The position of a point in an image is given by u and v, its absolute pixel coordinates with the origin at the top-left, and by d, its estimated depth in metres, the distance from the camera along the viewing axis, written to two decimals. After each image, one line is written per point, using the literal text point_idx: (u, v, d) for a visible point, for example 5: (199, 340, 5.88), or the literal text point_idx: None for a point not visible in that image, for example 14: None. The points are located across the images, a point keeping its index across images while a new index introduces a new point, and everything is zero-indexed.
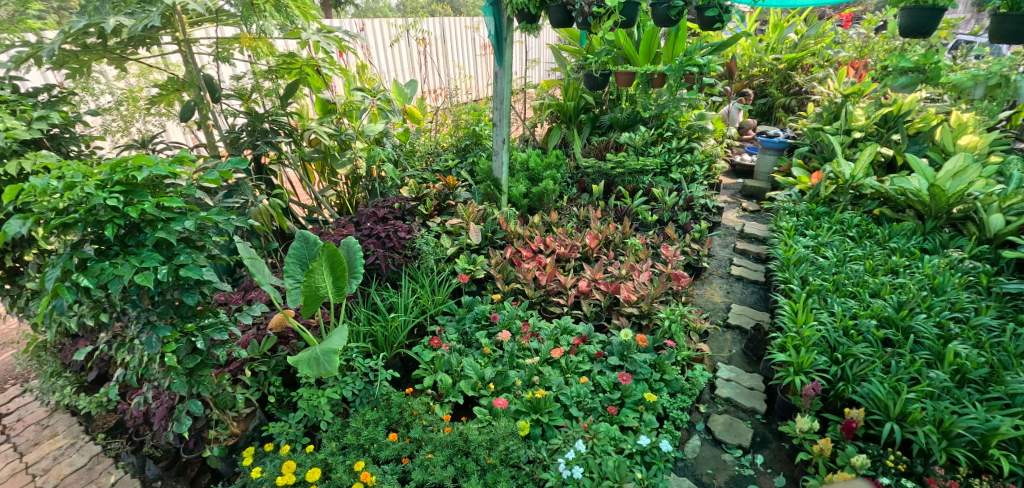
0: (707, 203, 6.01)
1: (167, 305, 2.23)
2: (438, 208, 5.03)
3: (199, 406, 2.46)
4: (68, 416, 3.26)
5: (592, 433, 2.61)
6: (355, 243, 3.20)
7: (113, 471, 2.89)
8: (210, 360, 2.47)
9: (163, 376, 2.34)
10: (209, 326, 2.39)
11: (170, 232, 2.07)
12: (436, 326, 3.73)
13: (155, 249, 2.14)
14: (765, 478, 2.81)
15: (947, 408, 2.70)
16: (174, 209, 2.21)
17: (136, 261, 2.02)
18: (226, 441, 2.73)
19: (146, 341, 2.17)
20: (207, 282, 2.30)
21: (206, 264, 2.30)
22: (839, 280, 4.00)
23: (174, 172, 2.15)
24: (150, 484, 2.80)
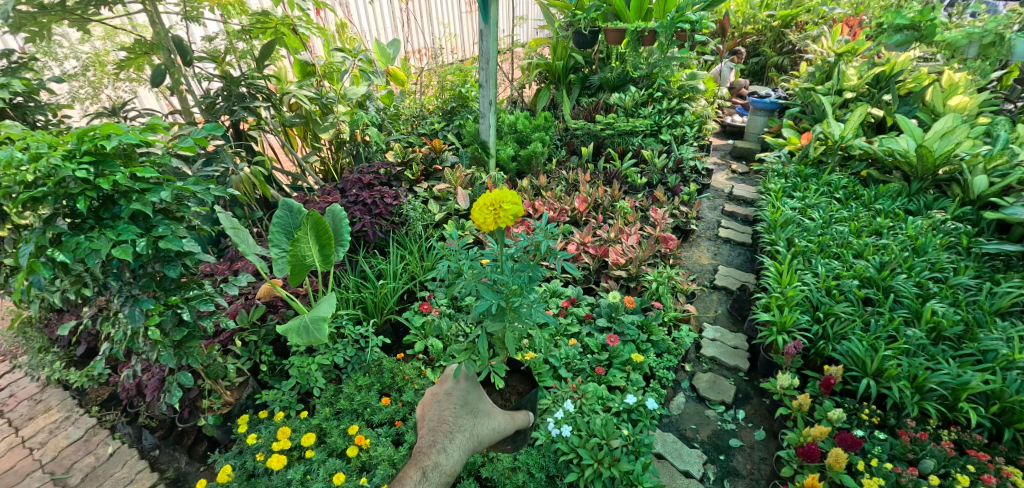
0: (696, 165, 5.99)
1: (149, 278, 2.19)
2: (425, 173, 4.95)
3: (190, 378, 2.47)
4: (61, 390, 3.26)
5: (581, 393, 2.66)
6: (341, 211, 3.15)
7: (110, 442, 2.93)
8: (198, 331, 2.46)
9: (150, 349, 2.33)
10: (194, 297, 2.37)
11: (146, 204, 2.01)
12: (425, 291, 3.77)
13: (132, 220, 2.09)
14: (746, 432, 2.93)
15: (921, 364, 2.81)
16: (149, 179, 2.14)
17: (113, 234, 1.97)
18: (220, 409, 2.76)
19: (129, 314, 2.15)
20: (189, 253, 2.25)
21: (187, 235, 2.25)
22: (825, 241, 4.05)
23: (145, 140, 2.07)
24: (147, 453, 2.89)
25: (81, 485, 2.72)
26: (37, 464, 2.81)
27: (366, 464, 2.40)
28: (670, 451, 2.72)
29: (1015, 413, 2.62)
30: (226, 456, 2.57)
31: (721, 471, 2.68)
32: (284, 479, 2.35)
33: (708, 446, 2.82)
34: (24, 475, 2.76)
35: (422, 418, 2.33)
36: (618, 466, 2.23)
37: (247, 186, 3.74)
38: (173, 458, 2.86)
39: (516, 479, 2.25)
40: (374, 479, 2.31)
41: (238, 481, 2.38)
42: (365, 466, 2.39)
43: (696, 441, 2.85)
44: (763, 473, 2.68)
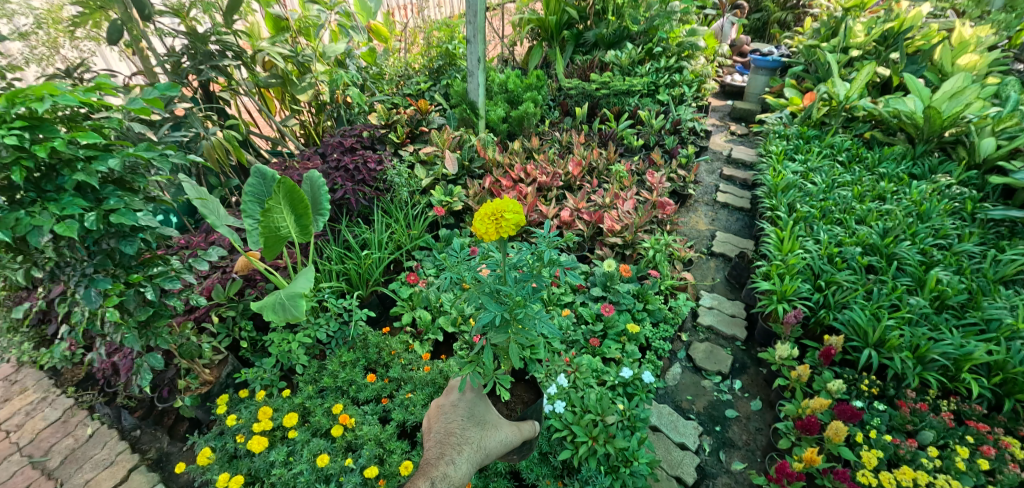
0: (695, 126, 5.76)
1: (104, 256, 2.02)
2: (411, 136, 4.70)
3: (160, 360, 2.35)
4: (36, 369, 3.12)
5: (575, 366, 2.54)
6: (319, 178, 2.95)
7: (90, 423, 2.82)
8: (166, 310, 2.31)
9: (114, 331, 2.19)
10: (159, 275, 2.21)
11: (91, 174, 1.82)
12: (412, 261, 3.62)
13: (79, 192, 1.90)
14: (742, 402, 2.86)
15: (924, 334, 2.73)
16: (96, 146, 1.93)
17: (56, 208, 1.79)
18: (199, 389, 2.66)
19: (85, 295, 1.99)
20: (148, 227, 2.07)
21: (144, 207, 2.07)
22: (827, 207, 3.90)
23: (87, 102, 1.85)
24: (129, 433, 2.79)
25: (61, 467, 2.62)
26: (14, 447, 2.71)
27: (351, 444, 2.31)
28: (665, 423, 2.65)
29: (1017, 383, 2.57)
30: (206, 437, 2.47)
31: (716, 443, 2.63)
32: (267, 460, 2.26)
33: (704, 417, 2.76)
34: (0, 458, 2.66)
35: (427, 430, 2.07)
36: (613, 443, 2.13)
37: (219, 152, 3.60)
38: (155, 438, 2.77)
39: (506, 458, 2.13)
40: (360, 459, 2.21)
41: (220, 463, 2.30)
42: (350, 446, 2.29)
43: (691, 412, 2.78)
44: (759, 444, 2.63)
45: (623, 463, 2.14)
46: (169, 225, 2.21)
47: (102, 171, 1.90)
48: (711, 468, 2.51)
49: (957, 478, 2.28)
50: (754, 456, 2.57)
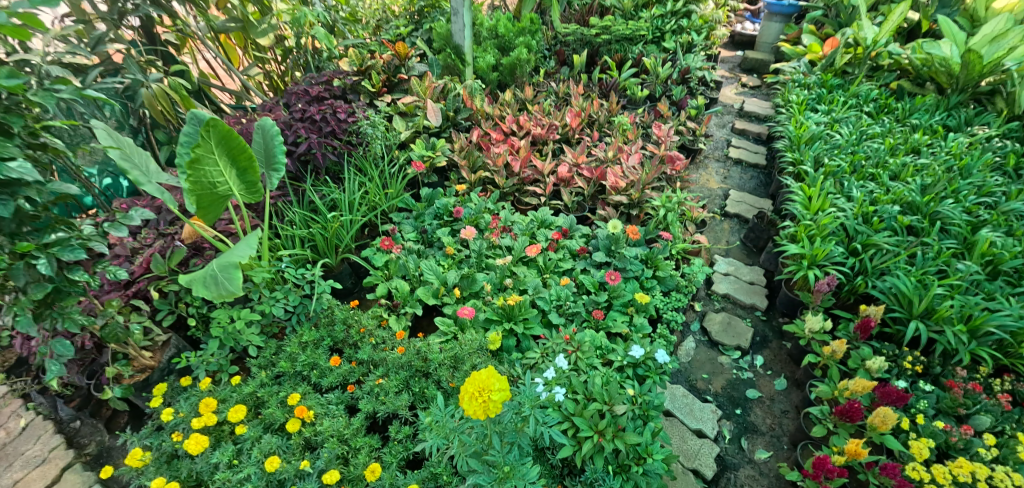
0: (704, 76, 5.23)
1: None
2: (388, 84, 4.16)
3: (66, 347, 1.95)
4: None
5: (577, 345, 2.15)
6: (271, 125, 2.56)
7: (23, 414, 2.41)
8: (75, 286, 1.88)
9: (7, 312, 1.77)
10: (56, 242, 1.77)
11: None
12: (389, 224, 3.18)
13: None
14: (764, 381, 2.52)
15: (978, 304, 2.37)
16: None
17: None
18: (132, 378, 2.29)
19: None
20: (31, 181, 1.63)
21: (23, 156, 1.63)
22: (857, 161, 3.48)
23: None
24: (65, 426, 2.42)
25: None
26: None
27: (311, 441, 1.92)
28: (680, 407, 2.31)
29: None
30: (141, 434, 2.08)
31: (738, 429, 2.29)
32: (210, 462, 1.88)
33: (722, 399, 2.41)
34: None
35: None
36: (624, 439, 1.76)
37: (162, 102, 3.03)
38: (95, 429, 2.41)
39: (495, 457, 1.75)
40: (318, 461, 1.82)
41: (156, 465, 1.91)
42: (309, 442, 1.91)
43: (708, 394, 2.43)
44: (785, 430, 2.29)
45: (635, 461, 1.78)
46: (65, 181, 1.77)
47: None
48: (733, 459, 2.17)
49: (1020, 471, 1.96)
50: (780, 443, 2.24)
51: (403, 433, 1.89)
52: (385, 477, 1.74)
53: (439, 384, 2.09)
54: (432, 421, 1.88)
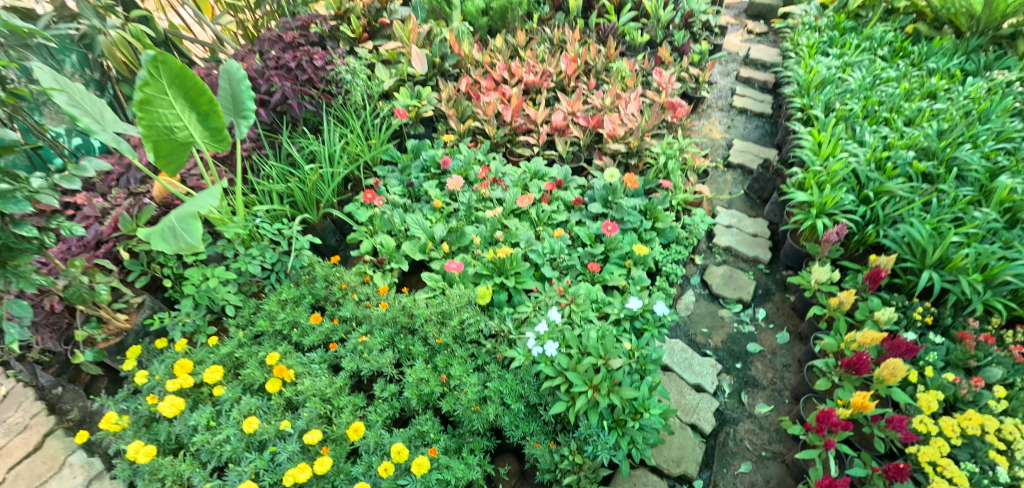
0: (708, 21, 4.86)
1: None
2: (369, 31, 3.80)
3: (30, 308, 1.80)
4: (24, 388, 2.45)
5: (570, 297, 2.06)
6: (236, 68, 2.29)
7: (74, 472, 2.14)
8: (26, 243, 1.75)
9: None
10: None
11: None
12: (374, 179, 2.99)
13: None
14: (766, 335, 2.42)
15: (995, 252, 2.22)
16: None
17: None
18: (107, 341, 2.16)
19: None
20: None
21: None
22: (870, 106, 3.23)
23: None
24: (46, 393, 2.46)
25: None
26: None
27: (293, 402, 1.83)
28: (678, 362, 2.22)
29: None
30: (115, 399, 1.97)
31: (737, 383, 2.21)
32: (189, 425, 1.80)
33: (722, 353, 2.33)
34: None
35: None
36: (619, 394, 1.67)
37: (123, 50, 2.93)
38: (77, 396, 2.46)
39: (483, 414, 1.67)
40: (298, 422, 1.72)
41: (133, 429, 1.84)
42: (291, 402, 1.82)
43: (707, 348, 2.35)
44: (787, 383, 2.21)
45: (630, 416, 1.70)
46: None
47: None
48: (731, 413, 2.10)
49: None
50: (781, 397, 2.16)
51: (388, 392, 1.79)
52: (370, 436, 1.66)
53: (425, 340, 1.96)
54: (418, 378, 1.78)
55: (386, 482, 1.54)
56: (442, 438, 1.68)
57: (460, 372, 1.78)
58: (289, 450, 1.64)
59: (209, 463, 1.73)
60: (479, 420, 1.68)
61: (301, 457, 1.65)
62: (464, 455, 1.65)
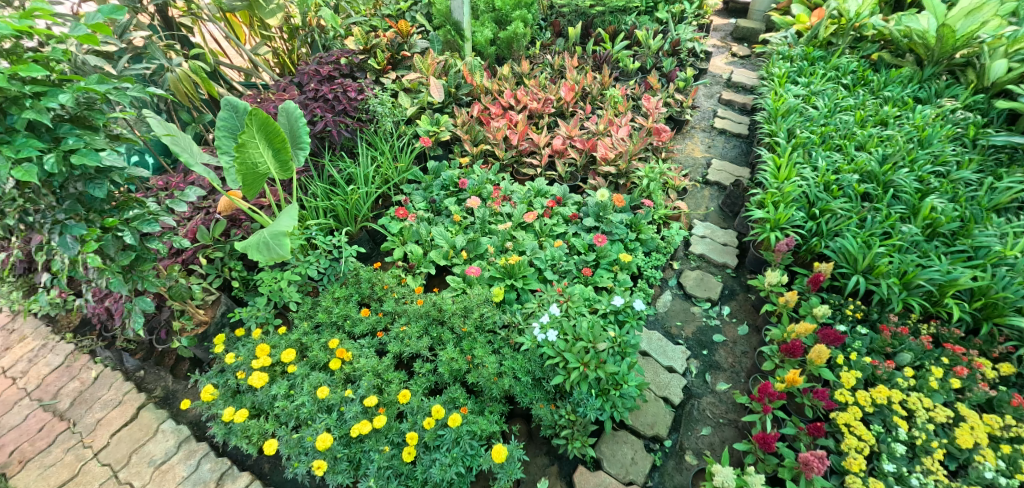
0: (694, 47, 5.34)
1: (73, 201, 1.86)
2: (392, 62, 4.27)
3: (149, 303, 2.32)
4: (116, 370, 2.89)
5: (567, 296, 2.60)
6: (295, 108, 2.80)
7: (165, 438, 2.56)
8: (148, 253, 2.20)
9: (97, 276, 2.08)
10: (136, 218, 2.05)
11: (41, 111, 1.62)
12: (401, 195, 3.49)
13: (32, 132, 1.70)
14: (730, 327, 2.95)
15: (913, 261, 2.74)
16: (41, 79, 1.73)
17: (11, 151, 1.61)
18: (195, 330, 2.66)
19: (60, 243, 1.86)
20: (114, 166, 1.91)
21: (108, 146, 1.88)
22: (827, 133, 3.74)
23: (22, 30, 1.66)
24: (133, 374, 2.90)
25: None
26: (23, 393, 2.82)
27: (350, 376, 2.35)
28: (654, 349, 2.77)
29: (996, 308, 2.61)
30: (207, 375, 2.49)
31: (703, 366, 2.74)
32: (269, 394, 2.30)
33: (692, 342, 2.86)
34: (12, 404, 2.77)
35: None
36: (605, 369, 2.21)
37: (186, 85, 3.21)
38: (159, 377, 2.87)
39: (501, 385, 2.21)
40: (359, 390, 2.25)
41: (224, 398, 2.34)
42: (349, 377, 2.34)
43: (680, 338, 2.88)
44: (743, 366, 2.74)
45: (614, 386, 2.27)
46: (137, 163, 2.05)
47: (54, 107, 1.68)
48: (696, 389, 2.65)
49: (929, 396, 2.38)
50: (738, 376, 2.69)
51: (426, 369, 2.33)
52: (415, 401, 2.19)
53: (453, 330, 2.48)
54: (450, 358, 2.31)
55: (429, 433, 2.08)
56: (472, 402, 2.24)
57: (482, 353, 2.32)
58: (354, 411, 2.16)
59: (288, 423, 2.24)
60: (498, 387, 2.21)
61: (363, 415, 2.17)
62: (488, 411, 2.21)
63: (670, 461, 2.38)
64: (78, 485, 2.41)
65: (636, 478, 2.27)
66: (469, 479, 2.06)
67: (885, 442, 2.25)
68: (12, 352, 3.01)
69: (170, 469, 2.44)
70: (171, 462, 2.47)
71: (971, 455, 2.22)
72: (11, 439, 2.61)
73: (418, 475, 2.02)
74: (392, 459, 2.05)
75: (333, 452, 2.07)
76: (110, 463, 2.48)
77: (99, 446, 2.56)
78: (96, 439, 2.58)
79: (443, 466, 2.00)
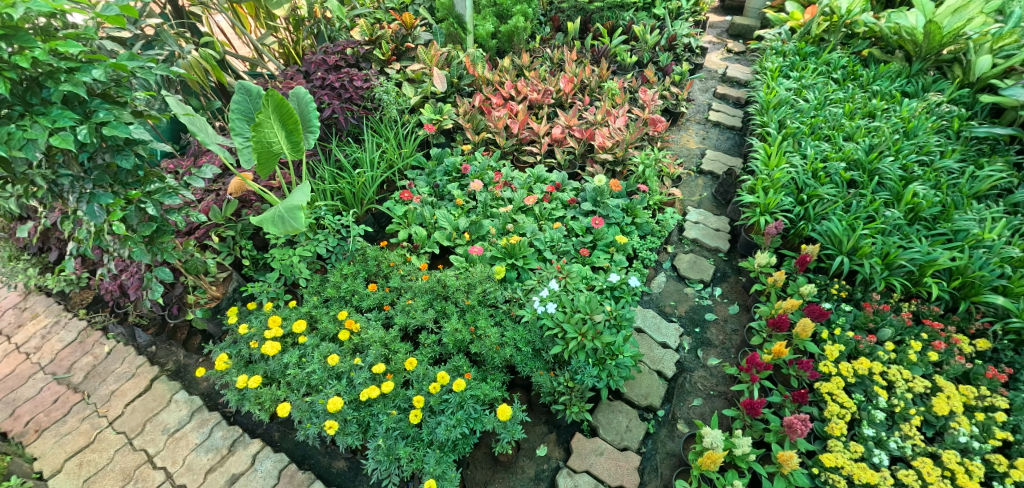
0: (690, 43, 5.46)
1: (101, 172, 2.13)
2: (397, 53, 4.39)
3: (169, 273, 2.50)
4: (125, 346, 2.94)
5: (566, 273, 2.76)
6: (305, 93, 2.92)
7: (177, 408, 2.64)
8: (167, 226, 2.46)
9: (121, 246, 2.33)
10: (157, 191, 2.31)
11: (76, 85, 1.85)
12: (405, 180, 3.60)
13: (66, 105, 1.95)
14: (721, 307, 3.08)
15: (895, 243, 2.88)
16: (76, 57, 1.94)
17: (48, 122, 1.84)
18: (208, 304, 2.80)
19: (89, 211, 2.13)
20: (138, 140, 2.17)
21: (133, 121, 2.13)
22: (816, 124, 3.87)
23: (61, 9, 1.83)
24: (145, 349, 2.95)
25: (162, 453, 2.45)
26: (36, 367, 2.84)
27: (359, 346, 2.47)
28: (649, 326, 2.90)
29: (974, 287, 2.75)
30: (221, 346, 2.62)
31: (695, 343, 2.87)
32: (281, 363, 2.42)
33: (685, 320, 2.99)
34: (26, 378, 2.79)
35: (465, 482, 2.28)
36: (601, 339, 2.35)
37: (198, 71, 3.32)
38: (170, 352, 2.93)
39: (503, 354, 2.35)
40: (367, 358, 2.38)
41: (237, 367, 2.46)
42: (357, 347, 2.46)
43: (673, 316, 3.02)
44: (734, 342, 2.87)
45: (610, 356, 2.39)
46: (157, 141, 2.32)
47: (86, 82, 1.92)
48: (689, 363, 2.77)
49: (908, 368, 2.49)
50: (729, 352, 2.82)
51: (430, 340, 2.46)
52: (420, 369, 2.31)
53: (457, 304, 2.61)
54: (454, 329, 2.44)
55: (434, 398, 2.19)
56: (475, 370, 2.36)
57: (485, 324, 2.45)
58: (363, 378, 2.28)
59: (299, 389, 2.35)
60: (500, 356, 2.35)
61: (372, 381, 2.29)
62: (490, 378, 2.34)
63: (663, 429, 2.51)
64: (93, 452, 2.47)
65: (630, 444, 2.41)
66: (472, 440, 2.19)
67: (865, 409, 2.37)
68: (20, 329, 3.04)
69: (184, 437, 2.51)
70: (185, 431, 2.54)
71: (947, 422, 2.33)
72: (26, 410, 2.65)
73: (424, 436, 2.14)
74: (400, 421, 2.17)
75: (343, 415, 2.19)
76: (125, 431, 2.54)
77: (114, 415, 2.61)
78: (110, 409, 2.63)
79: (448, 427, 2.12)
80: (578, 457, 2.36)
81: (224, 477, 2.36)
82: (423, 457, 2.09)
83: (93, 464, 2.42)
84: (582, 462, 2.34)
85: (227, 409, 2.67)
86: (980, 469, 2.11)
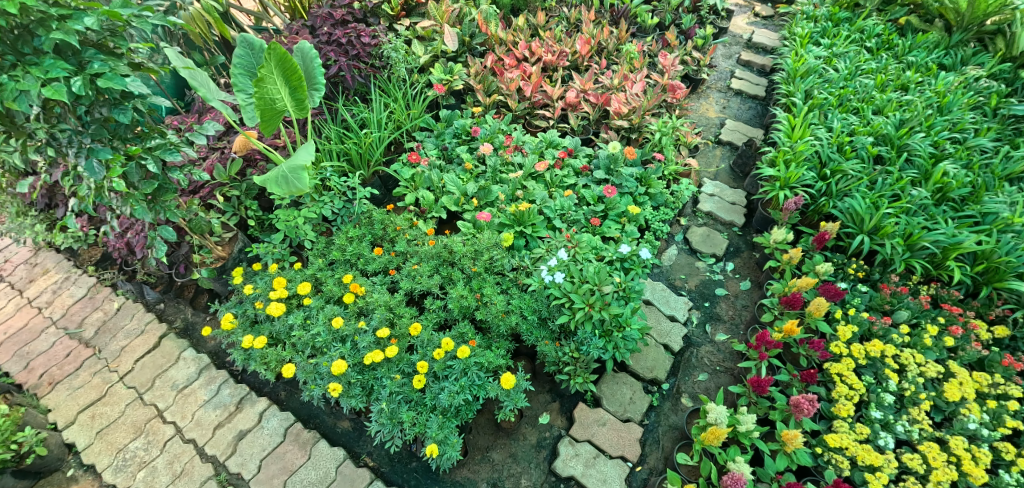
0: (715, 5, 5.17)
1: (100, 126, 2.07)
2: (406, 9, 4.20)
3: (172, 232, 2.48)
4: (132, 302, 2.94)
5: (575, 242, 2.70)
6: (310, 48, 2.80)
7: (185, 364, 2.66)
8: (170, 184, 2.43)
9: (123, 203, 2.30)
10: (157, 147, 2.29)
11: (68, 33, 1.77)
12: (413, 142, 3.50)
13: (59, 55, 1.87)
14: (732, 282, 3.01)
15: (919, 224, 2.78)
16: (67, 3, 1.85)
17: (40, 72, 1.77)
18: (213, 263, 2.78)
19: (88, 167, 2.08)
20: (136, 94, 2.11)
21: (130, 74, 2.06)
22: (845, 95, 3.67)
23: None
24: (153, 306, 2.96)
25: (171, 408, 2.49)
26: (48, 321, 2.87)
27: (363, 309, 2.45)
28: (658, 298, 2.86)
29: (998, 272, 2.65)
30: (227, 305, 2.62)
31: (704, 317, 2.83)
32: (286, 324, 2.42)
33: (694, 294, 2.94)
34: (38, 331, 2.82)
35: (467, 445, 2.30)
36: (609, 310, 2.32)
37: (199, 24, 3.16)
38: (178, 309, 2.94)
39: (509, 322, 2.32)
40: (372, 322, 2.35)
41: (243, 327, 2.46)
42: (361, 311, 2.43)
43: (683, 289, 2.97)
44: (743, 319, 2.82)
45: (616, 329, 2.37)
46: (157, 95, 2.25)
47: (79, 30, 1.84)
48: (696, 338, 2.74)
49: (921, 352, 2.43)
50: (738, 329, 2.78)
51: (435, 306, 2.43)
52: (424, 335, 2.28)
53: (463, 272, 2.57)
54: (458, 296, 2.40)
55: (439, 364, 2.17)
56: (478, 340, 2.35)
57: (491, 292, 2.42)
58: (366, 342, 2.26)
59: (304, 351, 2.35)
60: (505, 325, 2.33)
61: (376, 345, 2.28)
62: (495, 346, 2.32)
63: (667, 402, 2.49)
64: (105, 405, 2.52)
65: (633, 416, 2.41)
66: (475, 407, 2.19)
67: (874, 391, 2.33)
68: (31, 283, 3.06)
69: (192, 393, 2.54)
70: (193, 387, 2.57)
71: (957, 407, 2.28)
72: (39, 363, 2.69)
73: (428, 401, 2.15)
74: (403, 386, 2.17)
75: (347, 378, 2.20)
76: (135, 386, 2.58)
77: (125, 370, 2.65)
78: (121, 364, 2.67)
79: (451, 393, 2.11)
80: (580, 426, 2.37)
81: (232, 433, 2.40)
82: (426, 421, 2.11)
83: (105, 417, 2.47)
84: (584, 431, 2.35)
85: (234, 366, 2.69)
86: (988, 456, 2.08)
